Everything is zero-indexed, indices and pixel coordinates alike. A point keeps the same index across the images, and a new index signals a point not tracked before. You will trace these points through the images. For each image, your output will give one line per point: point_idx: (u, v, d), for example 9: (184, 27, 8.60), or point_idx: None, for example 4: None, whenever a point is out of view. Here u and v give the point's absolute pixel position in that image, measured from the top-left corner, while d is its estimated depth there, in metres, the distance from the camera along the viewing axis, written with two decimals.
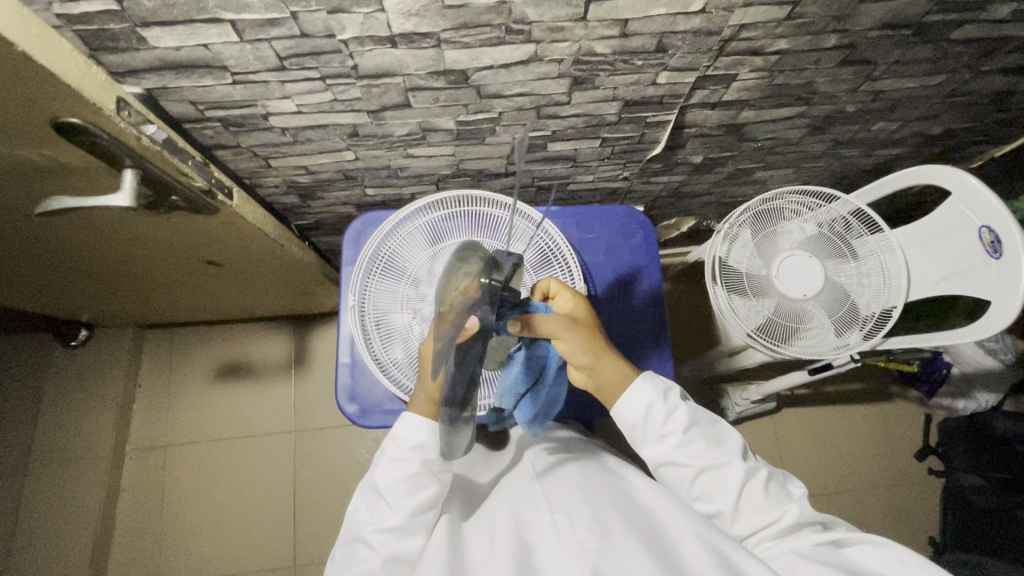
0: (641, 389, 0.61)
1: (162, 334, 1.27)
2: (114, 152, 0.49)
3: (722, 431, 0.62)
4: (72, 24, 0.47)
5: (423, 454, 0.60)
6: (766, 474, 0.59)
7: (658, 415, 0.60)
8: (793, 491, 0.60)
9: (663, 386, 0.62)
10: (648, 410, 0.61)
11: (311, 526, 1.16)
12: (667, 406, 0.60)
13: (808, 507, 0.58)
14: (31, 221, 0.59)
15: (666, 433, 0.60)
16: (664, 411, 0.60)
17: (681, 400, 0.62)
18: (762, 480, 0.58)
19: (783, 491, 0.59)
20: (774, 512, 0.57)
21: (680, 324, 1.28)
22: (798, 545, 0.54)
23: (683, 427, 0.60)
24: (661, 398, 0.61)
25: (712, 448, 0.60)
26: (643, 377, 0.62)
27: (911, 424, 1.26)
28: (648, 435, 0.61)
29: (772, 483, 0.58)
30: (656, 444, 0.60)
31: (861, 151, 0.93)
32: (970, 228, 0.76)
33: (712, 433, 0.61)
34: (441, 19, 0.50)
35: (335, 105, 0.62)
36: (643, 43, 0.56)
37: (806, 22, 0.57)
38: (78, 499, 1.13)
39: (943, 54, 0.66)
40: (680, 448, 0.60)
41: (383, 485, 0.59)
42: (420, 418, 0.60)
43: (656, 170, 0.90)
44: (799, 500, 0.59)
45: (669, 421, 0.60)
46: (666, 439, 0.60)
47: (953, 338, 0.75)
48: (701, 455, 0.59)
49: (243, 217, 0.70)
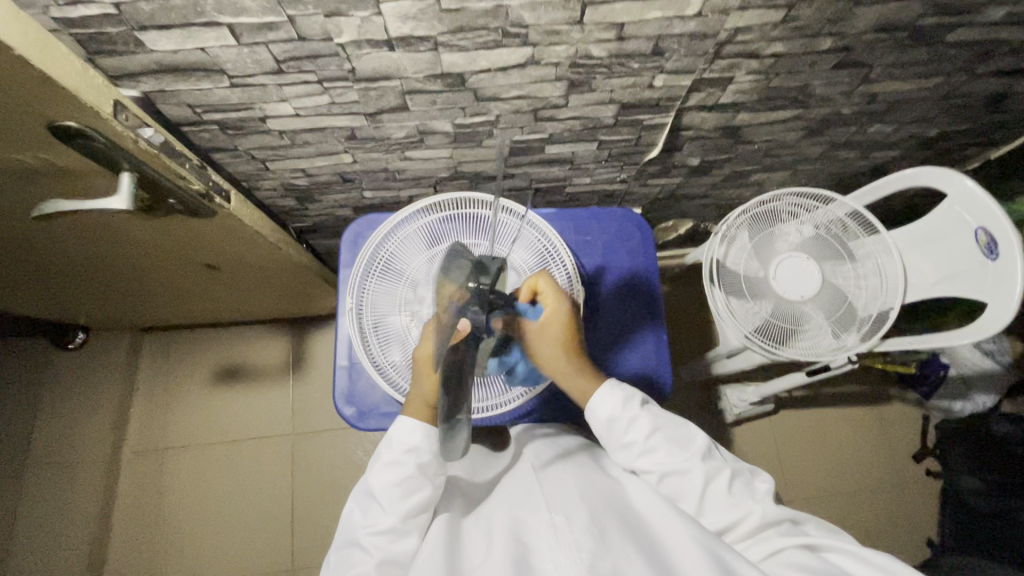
0: (605, 398, 0.62)
1: (159, 337, 1.27)
2: (112, 155, 0.49)
3: (688, 433, 0.62)
4: (69, 28, 0.47)
5: (417, 457, 0.60)
6: (729, 474, 0.60)
7: (620, 426, 0.62)
8: (758, 487, 0.60)
9: (625, 394, 0.63)
10: (611, 420, 0.62)
11: (309, 529, 1.16)
12: (626, 415, 0.62)
13: (772, 506, 0.58)
14: (28, 225, 0.58)
15: (628, 440, 0.62)
16: (624, 421, 0.62)
17: (643, 407, 0.63)
18: (726, 481, 0.59)
19: (749, 491, 0.59)
20: (738, 511, 0.58)
21: (677, 326, 1.28)
22: (771, 550, 0.55)
23: (645, 434, 0.61)
24: (622, 407, 0.62)
25: (674, 454, 0.61)
26: (609, 385, 0.63)
27: (909, 425, 1.26)
28: (613, 443, 0.63)
29: (736, 483, 0.59)
30: (621, 451, 0.63)
31: (857, 153, 0.93)
32: (966, 230, 0.77)
33: (675, 436, 0.62)
34: (437, 22, 0.50)
35: (333, 108, 0.62)
36: (639, 46, 0.57)
37: (801, 25, 0.57)
38: (75, 503, 1.12)
39: (938, 57, 0.67)
40: (642, 455, 0.62)
41: (376, 488, 0.59)
42: (413, 421, 0.61)
43: (653, 173, 0.91)
44: (763, 498, 0.59)
45: (631, 430, 0.62)
46: (629, 447, 0.62)
47: (949, 340, 0.75)
48: (664, 460, 0.61)
49: (241, 220, 0.70)
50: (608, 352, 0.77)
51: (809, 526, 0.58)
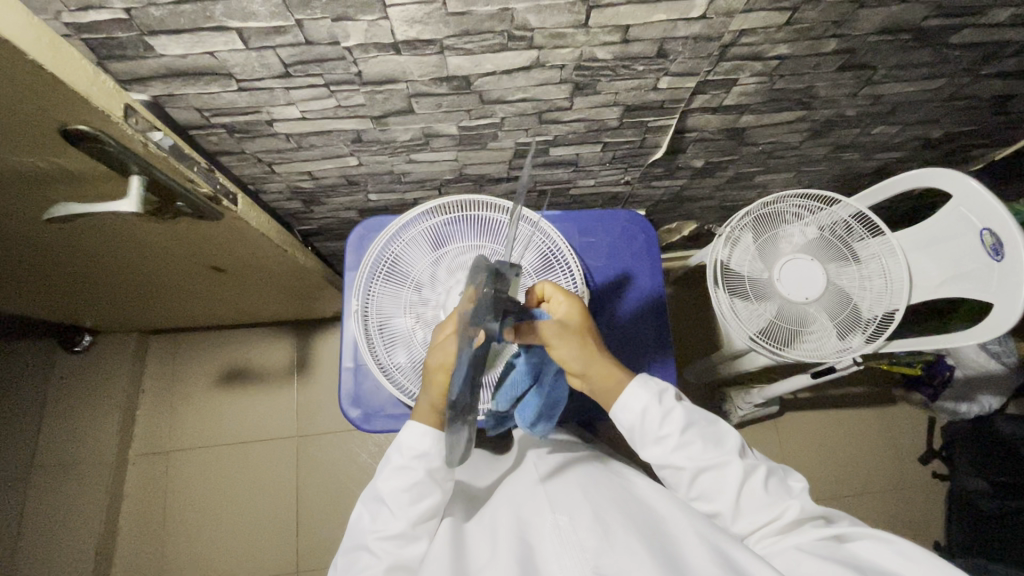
0: (636, 393, 0.61)
1: (165, 339, 1.28)
2: (122, 158, 0.49)
3: (719, 430, 0.62)
4: (80, 33, 0.47)
5: (427, 463, 0.60)
6: (765, 471, 0.59)
7: (654, 419, 0.61)
8: (793, 485, 0.60)
9: (658, 388, 0.62)
10: (644, 413, 0.61)
11: (314, 532, 1.16)
12: (662, 408, 0.61)
13: (810, 502, 0.58)
14: (38, 228, 0.59)
15: (663, 435, 0.60)
16: (659, 414, 0.61)
17: (676, 402, 0.62)
18: (761, 478, 0.59)
19: (784, 488, 0.59)
20: (775, 508, 0.57)
21: (681, 328, 1.28)
22: (802, 541, 0.55)
23: (679, 428, 0.60)
24: (657, 401, 0.61)
25: (709, 448, 0.60)
26: (638, 380, 0.62)
27: (915, 428, 1.25)
28: (646, 437, 0.61)
29: (772, 480, 0.59)
30: (655, 445, 0.61)
31: (861, 154, 0.93)
32: (971, 231, 0.77)
33: (709, 433, 0.61)
34: (444, 26, 0.50)
35: (339, 111, 0.62)
36: (644, 49, 0.57)
37: (805, 27, 0.57)
38: (80, 504, 1.13)
39: (942, 58, 0.67)
40: (677, 449, 0.60)
41: (386, 493, 0.59)
42: (424, 426, 0.60)
43: (657, 175, 0.91)
44: (799, 495, 0.59)
45: (666, 424, 0.60)
46: (663, 442, 0.60)
47: (956, 341, 0.75)
48: (700, 456, 0.60)
49: (248, 223, 0.70)
50: (613, 354, 0.77)
51: (843, 523, 0.58)
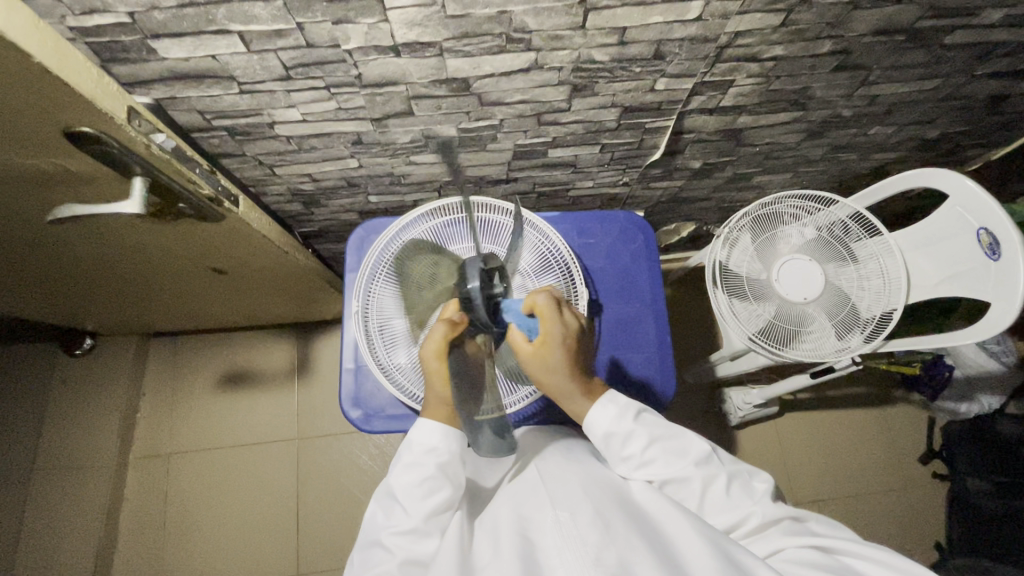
0: (600, 414, 0.63)
1: (166, 341, 1.28)
2: (126, 161, 0.50)
3: (684, 441, 0.63)
4: (84, 37, 0.48)
5: (437, 458, 0.60)
6: (728, 478, 0.61)
7: (616, 441, 0.62)
8: (757, 487, 0.62)
9: (620, 408, 0.63)
10: (608, 435, 0.63)
11: (315, 534, 1.16)
12: (622, 429, 0.63)
13: (772, 506, 0.60)
14: (42, 229, 0.60)
15: (625, 455, 0.62)
16: (621, 436, 0.62)
17: (637, 420, 0.64)
18: (724, 485, 0.61)
19: (747, 493, 0.61)
20: (737, 514, 0.60)
21: (680, 330, 1.28)
22: (769, 546, 0.57)
23: (641, 447, 0.62)
24: (617, 422, 0.63)
25: (672, 463, 0.62)
26: (604, 399, 0.63)
27: (914, 428, 1.25)
28: (612, 457, 0.63)
29: (735, 486, 0.61)
30: (620, 464, 0.63)
31: (858, 155, 0.93)
32: (967, 231, 0.77)
33: (672, 446, 0.63)
34: (443, 28, 0.51)
35: (340, 113, 0.63)
36: (641, 50, 0.58)
37: (800, 28, 0.58)
38: (82, 506, 1.13)
39: (937, 59, 0.68)
40: (641, 467, 0.62)
41: (399, 490, 0.60)
42: (433, 422, 0.61)
43: (655, 176, 0.91)
44: (763, 498, 0.61)
45: (628, 444, 0.62)
46: (628, 460, 0.63)
47: (953, 340, 0.75)
48: (663, 471, 0.62)
49: (249, 225, 0.71)
50: (612, 354, 0.77)
51: (812, 523, 0.60)
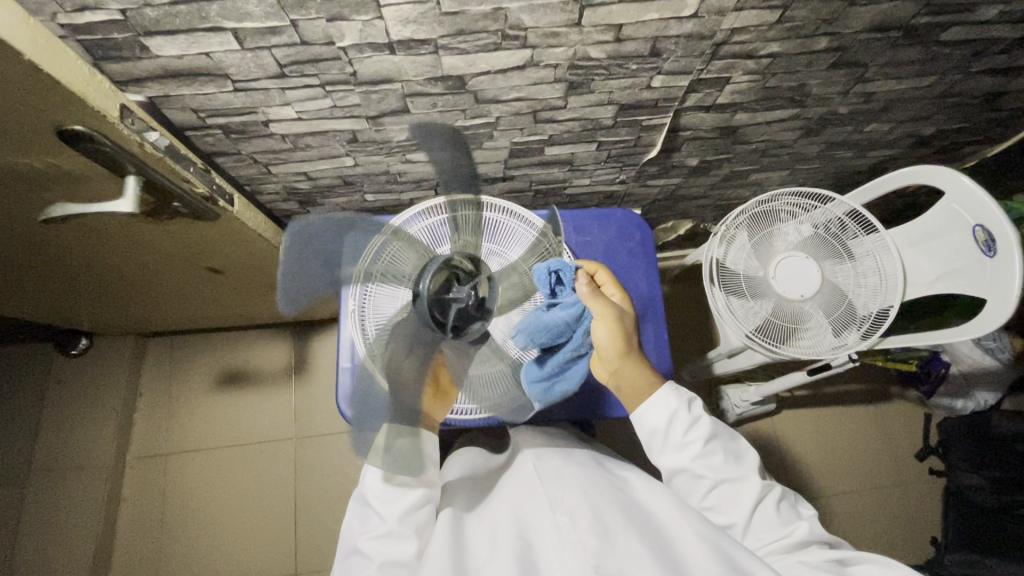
0: (670, 391, 0.64)
1: (162, 341, 1.28)
2: (119, 159, 0.49)
3: (739, 447, 0.64)
4: (76, 34, 0.48)
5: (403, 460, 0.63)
6: (777, 493, 0.61)
7: (680, 424, 0.63)
8: (803, 511, 0.62)
9: (687, 396, 0.64)
10: (671, 417, 0.63)
11: (312, 534, 1.16)
12: (688, 414, 0.63)
13: (818, 527, 0.59)
14: (34, 229, 0.59)
15: (686, 441, 0.62)
16: (687, 420, 0.63)
17: (703, 412, 0.64)
18: (775, 500, 0.60)
19: (794, 512, 0.61)
20: (785, 528, 0.58)
21: (677, 327, 1.29)
22: (809, 557, 0.55)
23: (703, 438, 0.62)
24: (685, 407, 0.63)
25: (728, 462, 0.62)
26: (667, 387, 0.64)
27: (911, 424, 1.26)
28: (669, 443, 0.63)
29: (784, 503, 0.61)
30: (676, 451, 0.63)
31: (854, 152, 0.94)
32: (964, 228, 0.77)
33: (730, 448, 0.63)
34: (438, 26, 0.51)
35: (335, 111, 0.63)
36: (637, 47, 0.57)
37: (796, 25, 0.58)
38: (79, 506, 1.13)
39: (932, 56, 0.68)
40: (699, 457, 0.62)
41: (371, 496, 0.61)
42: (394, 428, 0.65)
43: (652, 174, 0.91)
44: (808, 520, 0.60)
45: (691, 431, 0.62)
46: (686, 448, 0.62)
47: (951, 337, 0.75)
48: (718, 467, 0.61)
49: (244, 223, 0.70)
50: None
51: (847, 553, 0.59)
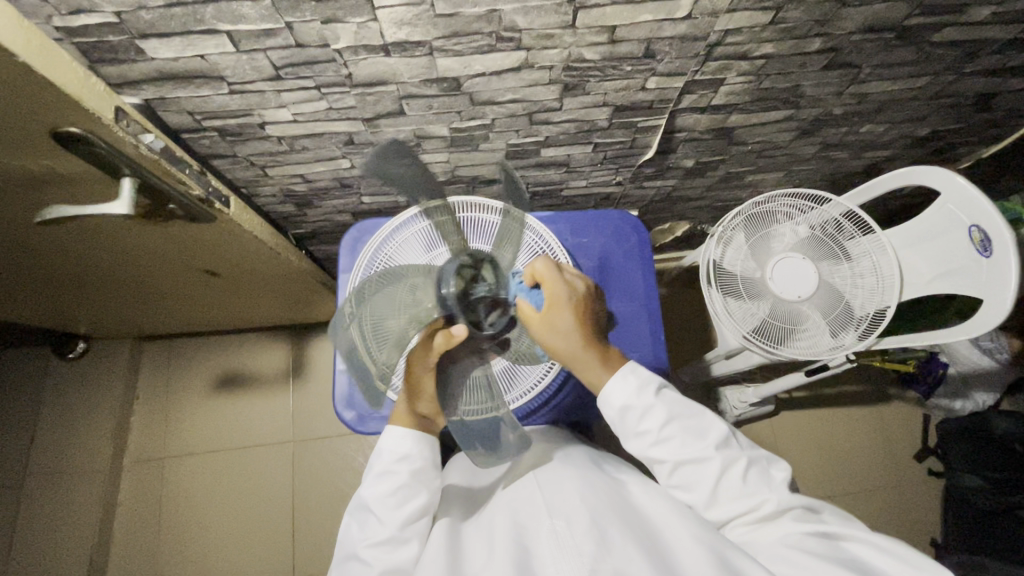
0: (616, 391, 0.60)
1: (159, 344, 1.27)
2: (113, 161, 0.49)
3: (703, 421, 0.61)
4: (71, 36, 0.48)
5: (409, 465, 0.61)
6: (747, 462, 0.58)
7: (632, 415, 0.60)
8: (776, 475, 0.59)
9: (639, 382, 0.61)
10: (625, 410, 0.60)
11: (310, 538, 1.15)
12: (640, 404, 0.60)
13: (789, 493, 0.57)
14: (30, 231, 0.59)
15: (642, 430, 0.60)
16: (638, 410, 0.60)
17: (658, 395, 0.61)
18: (744, 469, 0.58)
19: (767, 479, 0.58)
20: (755, 499, 0.57)
21: (675, 329, 1.28)
22: (779, 534, 0.54)
23: (660, 423, 0.60)
24: (636, 396, 0.60)
25: (689, 443, 0.59)
26: (619, 375, 0.61)
27: (910, 425, 1.26)
28: (627, 432, 0.61)
29: (754, 471, 0.58)
30: (636, 439, 0.61)
31: (850, 153, 0.94)
32: (960, 228, 0.77)
33: (691, 425, 0.60)
34: (432, 28, 0.51)
35: (331, 114, 0.63)
36: (632, 49, 0.58)
37: (790, 26, 0.58)
38: (76, 511, 1.13)
39: (926, 56, 0.68)
40: (657, 444, 0.60)
41: (372, 501, 0.59)
42: (403, 431, 0.62)
43: (648, 175, 0.91)
44: (782, 486, 0.58)
45: (645, 419, 0.60)
46: (644, 436, 0.60)
47: (948, 337, 0.75)
48: (679, 450, 0.59)
49: (241, 226, 0.71)
50: None
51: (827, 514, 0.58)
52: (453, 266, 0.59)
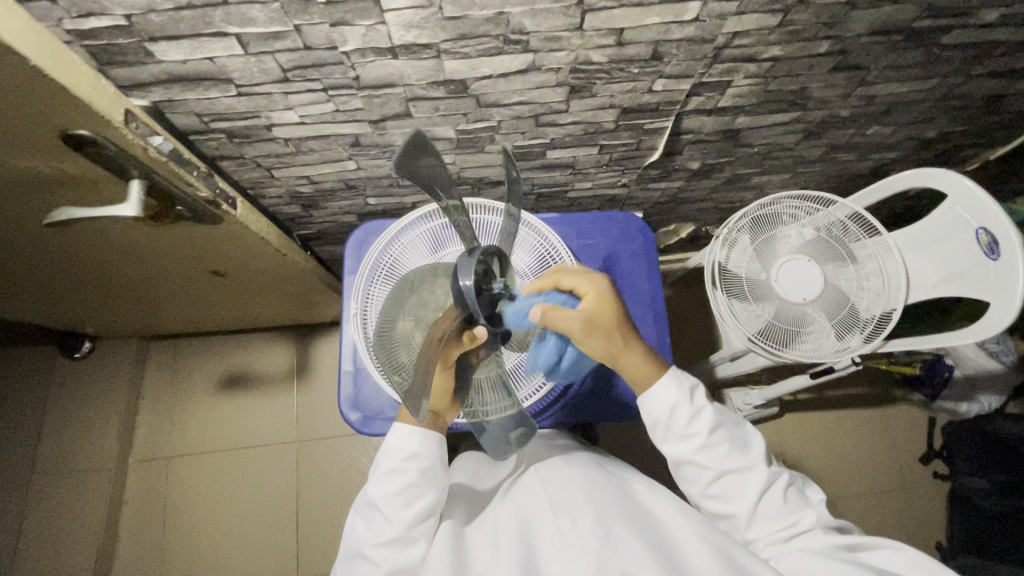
0: (667, 388, 0.61)
1: (164, 344, 1.28)
2: (122, 163, 0.50)
3: (745, 434, 0.62)
4: (81, 39, 0.48)
5: (417, 464, 0.60)
6: (786, 481, 0.59)
7: (682, 416, 0.60)
8: (810, 496, 0.60)
9: (689, 385, 0.62)
10: (673, 410, 0.61)
11: (314, 538, 1.16)
12: (691, 406, 0.61)
13: (826, 513, 0.58)
14: (39, 232, 0.59)
15: (689, 432, 0.60)
16: (689, 412, 0.60)
17: (706, 402, 0.62)
18: (781, 487, 0.59)
19: (802, 499, 0.59)
20: (792, 516, 0.57)
21: (680, 331, 1.28)
22: (812, 545, 0.55)
23: (707, 428, 0.60)
24: (687, 399, 0.61)
25: (734, 452, 0.60)
26: (667, 375, 0.62)
27: (916, 427, 1.25)
28: (672, 434, 0.61)
29: (792, 490, 0.59)
30: (679, 442, 0.61)
31: (856, 155, 0.94)
32: (967, 230, 0.77)
33: (736, 436, 0.61)
34: (440, 30, 0.51)
35: (338, 115, 0.63)
36: (639, 51, 0.58)
37: (797, 29, 0.58)
38: (82, 510, 1.13)
39: (934, 58, 0.67)
40: (703, 448, 0.60)
41: (379, 499, 0.60)
42: (413, 428, 0.62)
43: (654, 177, 0.91)
44: (817, 506, 0.59)
45: (694, 423, 0.60)
46: (689, 439, 0.60)
47: (954, 340, 0.75)
48: (723, 457, 0.59)
49: (247, 227, 0.71)
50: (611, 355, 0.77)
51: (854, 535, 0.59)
52: (471, 261, 0.52)
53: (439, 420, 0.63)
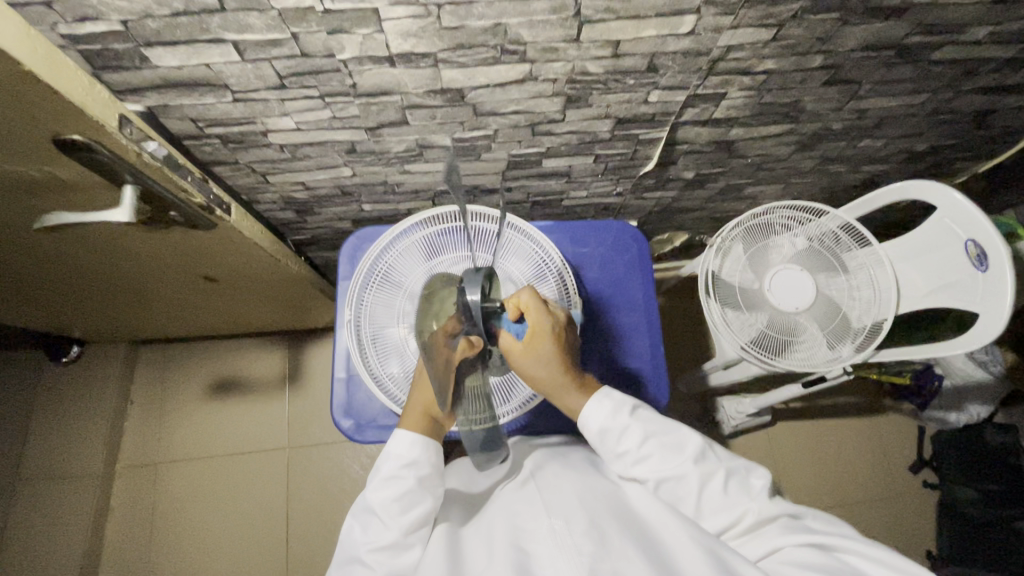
0: (594, 413, 0.62)
1: (155, 349, 1.27)
2: (116, 169, 0.49)
3: (678, 436, 0.61)
4: (75, 44, 0.48)
5: (416, 471, 0.60)
6: (725, 474, 0.59)
7: (611, 437, 0.62)
8: (754, 484, 0.59)
9: (614, 403, 0.63)
10: (604, 429, 0.62)
11: (302, 546, 1.14)
12: (617, 425, 0.62)
13: (768, 503, 0.57)
14: (28, 237, 0.59)
15: (621, 451, 0.61)
16: (616, 431, 0.62)
17: (631, 416, 0.63)
18: (720, 481, 0.59)
19: (745, 489, 0.58)
20: (735, 512, 0.57)
21: (672, 339, 1.29)
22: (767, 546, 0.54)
23: (635, 442, 0.61)
24: (612, 418, 0.62)
25: (667, 460, 0.60)
26: (598, 395, 0.63)
27: (905, 436, 1.26)
28: (608, 454, 0.62)
29: (732, 482, 0.58)
30: (617, 461, 0.62)
31: (848, 167, 0.95)
32: (956, 241, 0.78)
33: (666, 442, 0.61)
34: (438, 40, 0.51)
35: (334, 122, 0.63)
36: (635, 63, 0.58)
37: (791, 43, 0.59)
38: (67, 517, 1.11)
39: (925, 74, 0.69)
40: (637, 464, 0.60)
41: (375, 504, 0.59)
42: (412, 435, 0.62)
43: (648, 186, 0.92)
44: (762, 494, 0.58)
45: (622, 440, 0.61)
46: (623, 457, 0.61)
47: (942, 350, 0.76)
48: (657, 468, 0.60)
49: (241, 232, 0.70)
50: (605, 363, 0.77)
51: (810, 518, 0.57)
52: (478, 276, 0.53)
53: (438, 428, 0.64)
